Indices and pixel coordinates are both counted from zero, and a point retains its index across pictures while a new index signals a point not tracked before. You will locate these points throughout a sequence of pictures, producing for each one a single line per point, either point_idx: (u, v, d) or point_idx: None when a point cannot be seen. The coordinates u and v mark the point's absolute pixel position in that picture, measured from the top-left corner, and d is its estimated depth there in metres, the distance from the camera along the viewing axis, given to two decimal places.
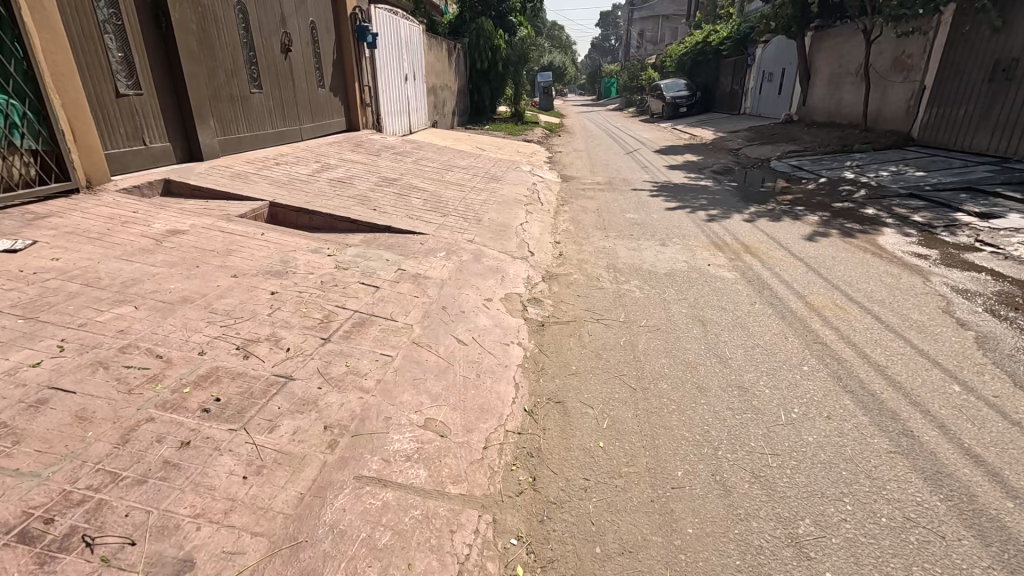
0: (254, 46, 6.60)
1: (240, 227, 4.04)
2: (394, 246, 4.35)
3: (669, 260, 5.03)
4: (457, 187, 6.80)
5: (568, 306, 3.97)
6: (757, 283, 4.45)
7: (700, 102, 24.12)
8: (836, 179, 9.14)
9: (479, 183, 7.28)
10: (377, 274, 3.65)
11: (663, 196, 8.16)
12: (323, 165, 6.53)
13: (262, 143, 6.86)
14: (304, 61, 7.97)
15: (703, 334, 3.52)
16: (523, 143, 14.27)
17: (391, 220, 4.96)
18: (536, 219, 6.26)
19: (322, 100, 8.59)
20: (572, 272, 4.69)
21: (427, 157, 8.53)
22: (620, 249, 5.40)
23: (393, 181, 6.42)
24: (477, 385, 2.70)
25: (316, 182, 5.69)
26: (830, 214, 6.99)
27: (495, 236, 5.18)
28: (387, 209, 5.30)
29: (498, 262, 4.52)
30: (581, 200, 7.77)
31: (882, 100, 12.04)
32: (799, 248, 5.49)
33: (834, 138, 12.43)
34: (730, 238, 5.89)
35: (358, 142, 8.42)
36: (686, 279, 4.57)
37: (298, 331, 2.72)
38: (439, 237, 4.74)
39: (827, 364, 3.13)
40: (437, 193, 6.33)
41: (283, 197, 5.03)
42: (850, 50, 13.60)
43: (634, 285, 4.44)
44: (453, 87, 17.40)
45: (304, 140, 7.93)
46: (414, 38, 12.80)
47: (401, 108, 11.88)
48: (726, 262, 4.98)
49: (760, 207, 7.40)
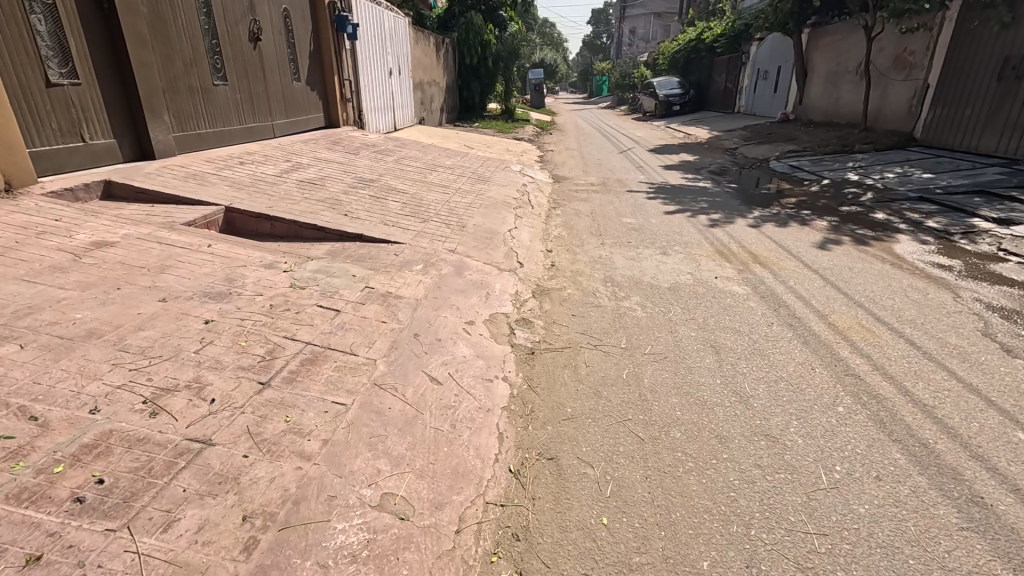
0: (217, 33, 6.02)
1: (184, 237, 3.50)
2: (365, 258, 3.83)
3: (671, 272, 4.58)
4: (440, 189, 6.29)
5: (562, 329, 3.47)
6: (772, 300, 4.00)
7: (693, 100, 23.76)
8: (840, 181, 8.75)
9: (465, 184, 6.77)
10: (340, 295, 3.13)
11: (661, 198, 7.70)
12: (293, 164, 5.98)
13: (227, 140, 6.29)
14: (277, 52, 7.40)
15: (718, 364, 3.05)
16: (513, 141, 13.78)
17: (364, 227, 4.44)
18: (526, 224, 5.77)
19: (297, 95, 8.02)
20: (565, 287, 4.21)
21: (410, 156, 8.01)
22: (618, 258, 4.91)
23: (371, 182, 5.90)
24: (451, 441, 2.20)
25: (282, 184, 5.14)
26: (838, 218, 6.57)
27: (480, 244, 4.68)
28: (360, 214, 4.77)
29: (482, 276, 4.01)
30: (574, 203, 7.30)
31: (882, 99, 11.68)
32: (812, 257, 5.05)
33: (834, 138, 12.06)
34: (736, 245, 5.44)
35: (336, 140, 7.86)
36: (692, 295, 4.09)
37: (229, 374, 2.20)
38: (416, 247, 4.23)
39: (865, 405, 2.67)
40: (418, 196, 5.81)
41: (242, 201, 4.48)
42: (849, 47, 13.24)
43: (635, 302, 3.96)
44: (441, 82, 16.82)
45: (276, 137, 7.35)
46: (400, 31, 12.25)
47: (385, 104, 11.32)
48: (735, 274, 4.52)
49: (765, 211, 6.96)
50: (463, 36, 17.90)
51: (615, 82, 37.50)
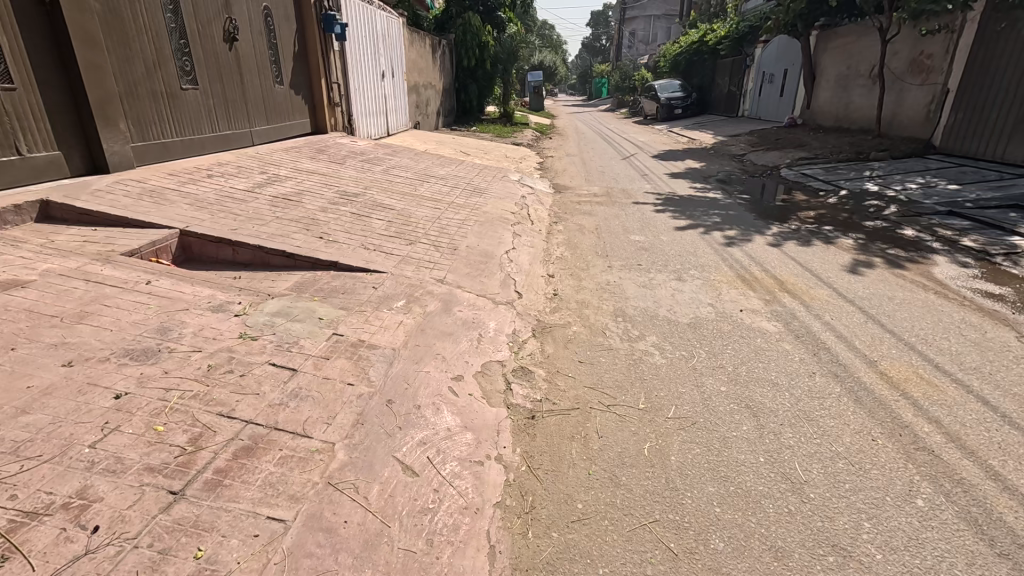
0: (185, 32, 5.48)
1: (119, 272, 2.95)
2: (338, 294, 3.29)
3: (690, 303, 4.04)
4: (431, 203, 5.75)
5: (568, 382, 2.93)
6: (809, 341, 3.46)
7: (695, 103, 23.28)
8: (859, 192, 8.23)
9: (459, 198, 6.25)
10: (300, 348, 2.58)
11: (670, 211, 7.16)
12: (269, 177, 5.44)
13: (197, 149, 5.75)
14: (257, 53, 6.87)
15: (758, 434, 2.50)
16: (512, 146, 13.25)
17: (341, 253, 3.89)
18: (524, 243, 5.25)
19: (280, 99, 7.49)
20: (570, 323, 3.67)
21: (400, 165, 7.47)
22: (629, 286, 4.37)
23: (354, 197, 5.37)
24: (426, 571, 1.65)
25: (253, 200, 4.61)
26: (864, 236, 6.05)
27: (473, 271, 4.14)
28: (338, 236, 4.23)
29: (474, 313, 3.47)
30: (577, 216, 6.78)
31: (897, 104, 11.17)
32: (844, 283, 4.52)
33: (847, 144, 11.56)
34: (756, 268, 4.92)
35: (321, 148, 7.32)
36: (717, 334, 3.55)
37: (128, 481, 1.65)
38: (399, 278, 3.68)
39: (951, 496, 2.13)
40: (406, 212, 5.28)
41: (202, 222, 3.93)
42: (861, 50, 12.74)
43: (652, 342, 3.42)
44: (438, 85, 16.30)
45: (254, 145, 6.81)
46: (393, 32, 11.73)
47: (376, 108, 10.79)
48: (762, 307, 3.98)
49: (783, 226, 6.43)
50: (461, 37, 17.34)
51: (615, 84, 36.99)
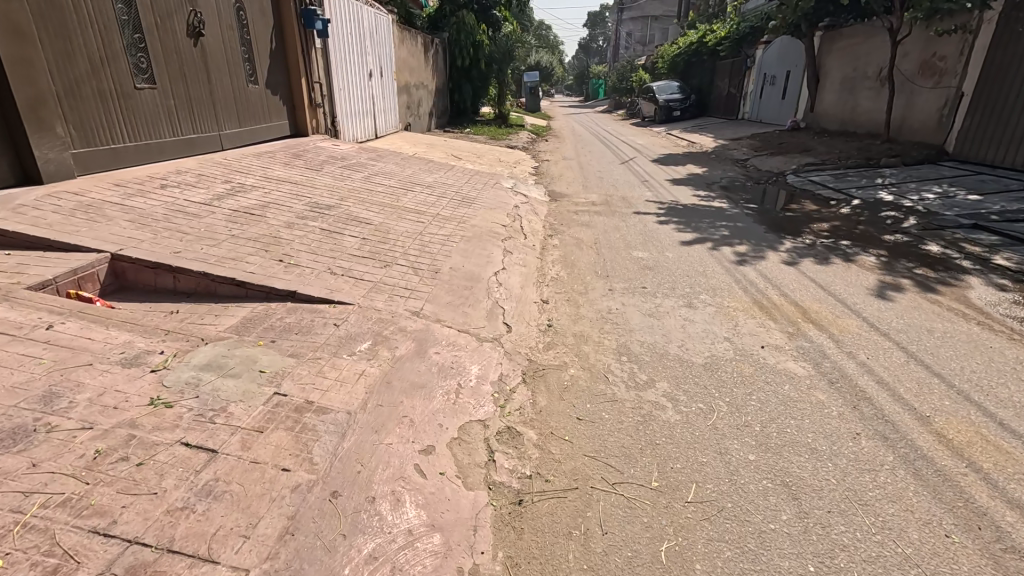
0: (140, 25, 4.93)
1: (15, 313, 2.42)
2: (291, 336, 2.77)
3: (704, 337, 3.54)
4: (414, 216, 5.23)
5: (564, 448, 2.41)
6: (846, 388, 2.96)
7: (694, 105, 22.81)
8: (873, 202, 7.76)
9: (446, 208, 5.73)
10: (227, 417, 2.05)
11: (674, 223, 6.66)
12: (233, 187, 4.90)
13: (154, 155, 5.20)
14: (227, 49, 6.33)
15: (802, 527, 1.99)
16: (506, 149, 12.74)
17: (302, 280, 3.37)
18: (515, 262, 4.74)
19: (254, 99, 6.94)
20: (567, 364, 3.16)
21: (384, 171, 6.93)
22: (633, 315, 3.85)
23: (327, 209, 4.83)
24: None
25: (208, 215, 4.07)
26: (886, 252, 5.56)
27: (455, 299, 3.62)
28: (301, 258, 3.70)
29: (454, 355, 2.95)
30: (573, 228, 6.29)
31: (908, 108, 10.73)
32: (874, 311, 4.03)
33: (854, 149, 11.11)
34: (773, 290, 4.43)
35: (299, 153, 6.79)
36: (737, 380, 3.03)
37: None
38: (366, 311, 3.16)
39: None
40: (384, 226, 4.75)
41: (142, 244, 3.39)
42: (869, 51, 12.30)
43: (663, 391, 2.90)
44: (431, 85, 15.77)
45: (223, 149, 6.26)
46: (382, 29, 11.19)
47: (363, 109, 10.25)
48: (786, 343, 3.48)
49: (797, 241, 5.94)
50: (455, 37, 16.81)
51: (612, 85, 36.50)
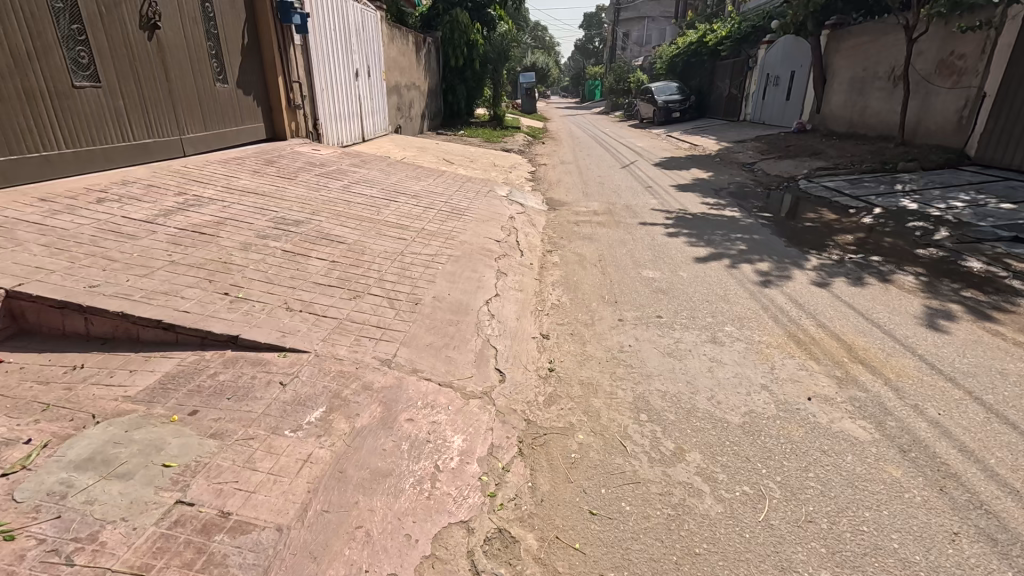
0: (80, 15, 4.30)
1: None
2: (219, 403, 2.15)
3: (737, 386, 2.94)
4: (395, 231, 4.62)
5: (575, 566, 1.79)
6: (924, 461, 2.36)
7: (694, 107, 22.27)
8: (897, 211, 7.20)
9: (433, 222, 5.13)
10: (93, 553, 1.42)
11: (684, 235, 6.06)
12: (187, 200, 4.27)
13: (97, 163, 4.57)
14: (189, 44, 5.70)
15: None
16: (501, 153, 12.16)
17: (249, 320, 2.75)
18: (511, 286, 4.14)
19: (223, 100, 6.32)
20: (574, 427, 2.55)
21: (366, 179, 6.32)
22: (649, 354, 3.26)
23: (294, 226, 4.21)
24: None
25: (147, 236, 3.44)
26: (924, 270, 4.99)
27: (438, 339, 3.01)
28: (252, 290, 3.08)
29: (431, 422, 2.34)
30: (574, 242, 5.70)
31: (924, 109, 10.20)
32: (930, 346, 3.44)
33: (867, 153, 10.58)
34: (808, 320, 3.84)
35: (272, 160, 6.17)
36: (787, 448, 2.43)
37: None
38: (324, 363, 2.54)
39: None
40: (359, 245, 4.13)
41: (51, 275, 2.76)
42: (880, 50, 11.77)
43: (696, 467, 2.29)
44: (422, 86, 15.13)
45: (183, 155, 5.63)
46: (369, 26, 10.59)
47: (349, 110, 9.63)
48: (836, 394, 2.88)
49: (822, 257, 5.36)
50: (448, 36, 16.21)
51: (608, 87, 35.86)
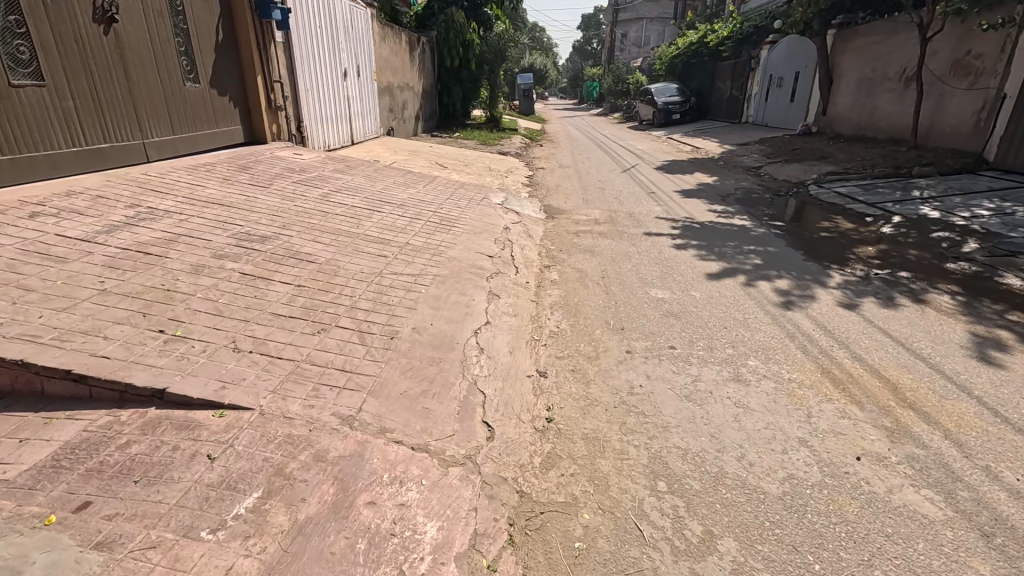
0: (18, 4, 3.81)
1: None
2: (121, 491, 1.67)
3: (771, 442, 2.47)
4: (374, 247, 4.14)
5: None
6: (1016, 552, 1.88)
7: (694, 108, 21.83)
8: (918, 219, 6.76)
9: (420, 235, 4.66)
10: None
11: (693, 248, 5.60)
12: (139, 213, 3.79)
13: (40, 171, 4.09)
14: (154, 40, 5.21)
15: None
16: (497, 156, 11.70)
17: (182, 367, 2.26)
18: (504, 311, 3.67)
19: (193, 100, 5.83)
20: (577, 502, 2.08)
21: (350, 186, 5.85)
22: (664, 398, 2.79)
23: (260, 242, 3.73)
24: None
25: (79, 259, 2.96)
26: (960, 288, 4.53)
27: (415, 385, 2.52)
28: (194, 327, 2.59)
29: (398, 506, 1.85)
30: (575, 255, 5.24)
31: (938, 111, 9.77)
32: (988, 385, 2.97)
33: (878, 157, 10.15)
34: (841, 350, 3.38)
35: (247, 167, 5.70)
36: (843, 533, 1.96)
37: None
38: (269, 425, 2.05)
39: None
40: (331, 264, 3.65)
41: None
42: (890, 50, 11.35)
43: (731, 563, 1.82)
44: (417, 87, 14.67)
45: (147, 162, 5.16)
46: (359, 24, 10.11)
47: (337, 112, 9.15)
48: (890, 453, 2.41)
49: (845, 272, 4.90)
50: (443, 36, 15.84)
51: (607, 88, 35.47)
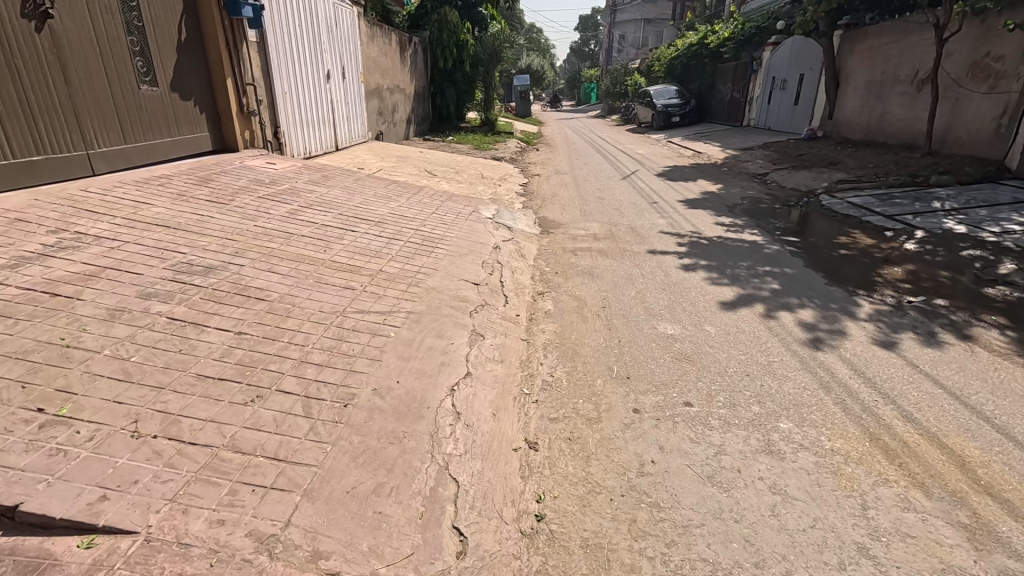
0: None
1: None
2: None
3: (823, 552, 1.93)
4: (340, 277, 3.58)
5: None
6: None
7: (694, 111, 21.32)
8: (943, 235, 6.25)
9: (397, 260, 4.11)
10: None
11: (703, 269, 5.07)
12: (61, 240, 3.23)
13: None
14: (100, 38, 4.66)
15: None
16: (491, 162, 11.17)
17: (51, 467, 1.70)
18: (489, 355, 3.13)
19: (150, 105, 5.28)
20: None
21: (324, 200, 5.31)
22: (683, 482, 2.25)
23: (202, 276, 3.17)
24: None
25: None
26: (1007, 320, 4.01)
27: (368, 479, 1.97)
28: (87, 400, 2.03)
29: None
30: (572, 279, 4.70)
31: (954, 116, 9.28)
32: None
33: (891, 164, 9.65)
34: (888, 407, 2.84)
35: (210, 179, 5.14)
36: None
37: None
38: (153, 562, 1.50)
39: None
40: (285, 302, 3.09)
41: None
42: (901, 51, 10.87)
43: None
44: (408, 89, 14.12)
45: (91, 175, 4.61)
46: (345, 23, 9.57)
47: (319, 115, 8.60)
48: (978, 569, 1.87)
49: (874, 299, 4.39)
50: (436, 36, 15.28)
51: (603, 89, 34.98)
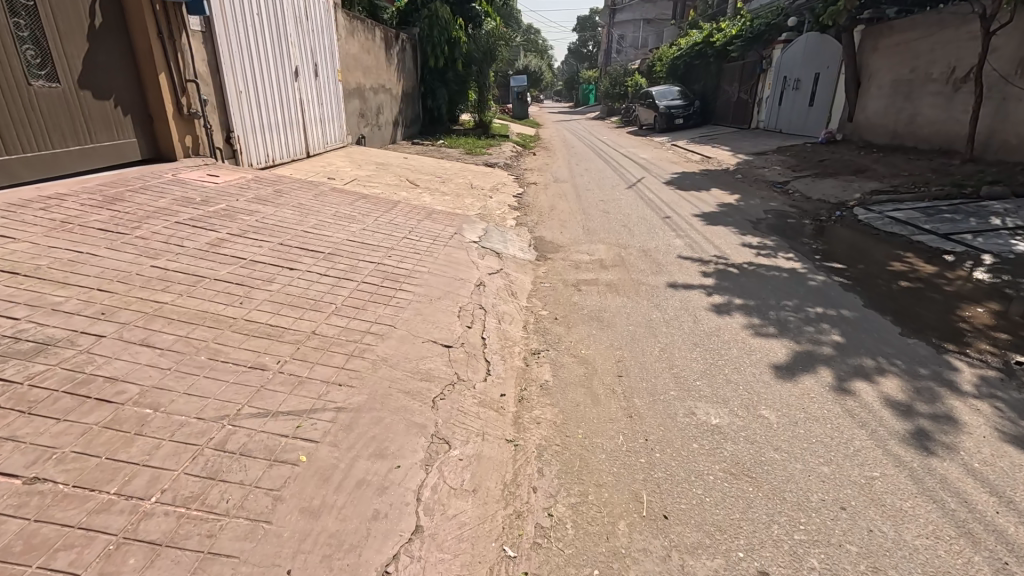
0: None
1: None
2: None
3: None
4: (249, 350, 2.51)
5: None
6: None
7: (699, 113, 20.32)
8: (1017, 260, 5.22)
9: (341, 314, 3.04)
10: None
11: (739, 311, 4.03)
12: None
13: None
14: None
15: None
16: (483, 169, 10.14)
17: None
18: (454, 481, 2.07)
19: (47, 106, 4.23)
20: None
21: (266, 224, 4.25)
22: None
23: (22, 360, 2.10)
24: None
25: None
26: None
27: None
28: None
29: None
30: (575, 329, 3.65)
31: (1001, 118, 8.27)
32: None
33: (930, 172, 8.62)
34: None
35: (119, 199, 4.09)
36: None
37: None
38: None
39: None
40: (143, 405, 2.02)
41: None
42: (934, 47, 9.85)
43: None
44: (395, 89, 13.08)
45: None
46: (317, 13, 8.50)
47: (285, 117, 7.53)
48: None
49: (972, 360, 3.34)
50: (426, 33, 14.26)
51: (602, 90, 33.99)
